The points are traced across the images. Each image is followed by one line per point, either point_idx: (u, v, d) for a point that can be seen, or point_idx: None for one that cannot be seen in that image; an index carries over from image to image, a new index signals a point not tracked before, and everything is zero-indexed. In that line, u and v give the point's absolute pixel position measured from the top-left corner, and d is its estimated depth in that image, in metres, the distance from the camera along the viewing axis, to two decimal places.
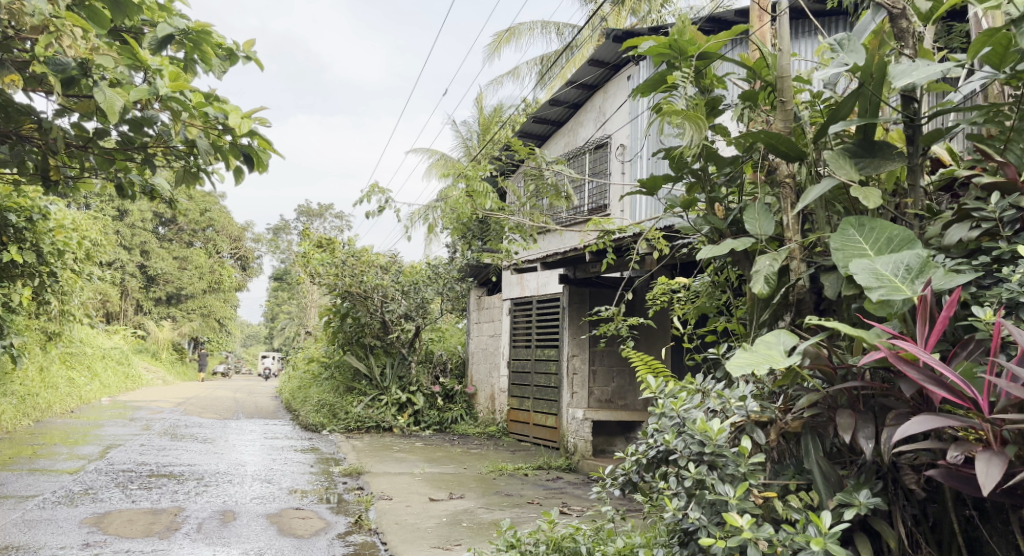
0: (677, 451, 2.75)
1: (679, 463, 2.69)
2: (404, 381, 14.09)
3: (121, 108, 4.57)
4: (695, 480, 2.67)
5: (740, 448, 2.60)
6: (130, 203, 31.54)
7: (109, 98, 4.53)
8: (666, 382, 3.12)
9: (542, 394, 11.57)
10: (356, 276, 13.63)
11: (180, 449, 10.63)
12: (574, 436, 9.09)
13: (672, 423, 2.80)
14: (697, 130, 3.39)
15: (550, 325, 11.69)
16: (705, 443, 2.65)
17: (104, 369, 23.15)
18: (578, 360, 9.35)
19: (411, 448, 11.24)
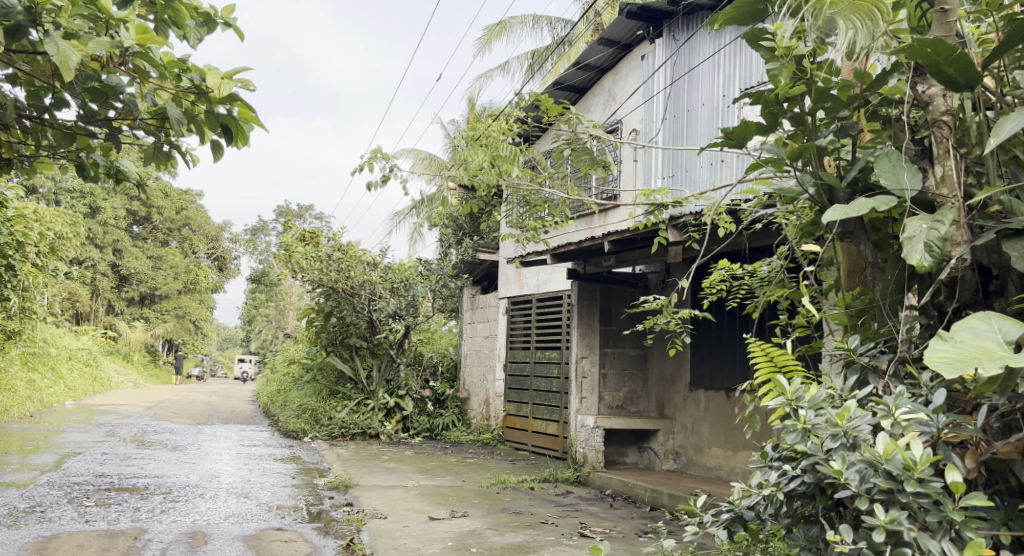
0: (850, 488, 2.25)
1: (862, 507, 2.18)
2: (392, 385, 13.29)
3: (78, 64, 3.56)
4: (885, 531, 2.15)
5: (946, 484, 2.09)
6: (102, 199, 30.40)
7: (62, 49, 3.52)
8: (801, 385, 2.59)
9: (543, 399, 10.87)
10: (343, 272, 12.81)
11: (148, 458, 9.69)
12: (583, 446, 8.30)
13: (841, 448, 2.30)
14: (866, 24, 2.68)
15: (551, 325, 10.96)
16: (906, 479, 2.13)
17: (71, 372, 22.10)
18: (587, 362, 8.56)
19: (401, 457, 10.44)
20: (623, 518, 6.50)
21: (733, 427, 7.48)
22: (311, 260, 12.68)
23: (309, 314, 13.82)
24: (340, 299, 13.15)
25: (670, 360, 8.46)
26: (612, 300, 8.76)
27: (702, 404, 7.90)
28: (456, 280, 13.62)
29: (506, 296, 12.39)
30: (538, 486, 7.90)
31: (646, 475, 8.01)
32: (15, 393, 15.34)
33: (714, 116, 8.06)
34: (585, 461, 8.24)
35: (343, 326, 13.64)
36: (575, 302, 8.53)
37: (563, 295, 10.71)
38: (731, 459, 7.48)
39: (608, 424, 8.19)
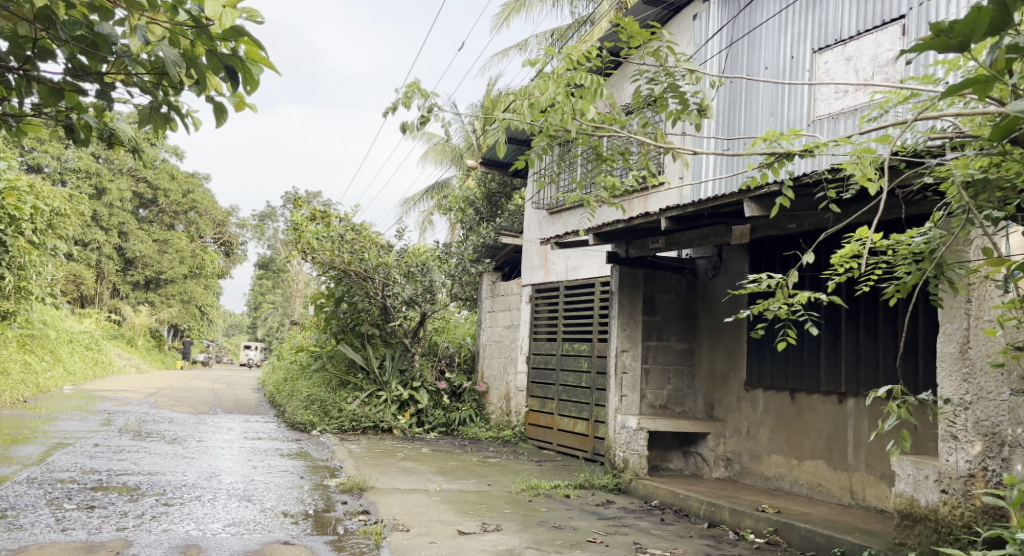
0: None
1: None
2: (405, 376, 12.47)
3: None
4: None
5: None
6: (108, 179, 29.68)
7: None
8: None
9: (571, 395, 10.04)
10: (356, 254, 11.98)
11: (142, 451, 8.88)
12: (623, 450, 7.43)
13: None
14: None
15: (582, 315, 10.11)
16: None
17: (71, 355, 21.41)
18: (628, 357, 7.68)
19: (417, 454, 9.63)
20: (681, 536, 5.66)
21: (798, 432, 6.62)
22: (322, 241, 11.85)
23: (318, 299, 12.99)
24: (352, 283, 12.32)
25: (722, 355, 7.59)
26: (656, 288, 7.87)
27: (760, 407, 7.05)
28: (476, 265, 12.78)
29: (531, 283, 11.53)
30: (574, 494, 7.07)
31: (695, 484, 7.16)
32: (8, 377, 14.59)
33: (777, 81, 7.23)
34: (626, 466, 7.37)
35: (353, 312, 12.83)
36: (616, 290, 7.64)
37: (595, 282, 9.87)
38: (795, 469, 6.62)
39: (653, 426, 7.32)
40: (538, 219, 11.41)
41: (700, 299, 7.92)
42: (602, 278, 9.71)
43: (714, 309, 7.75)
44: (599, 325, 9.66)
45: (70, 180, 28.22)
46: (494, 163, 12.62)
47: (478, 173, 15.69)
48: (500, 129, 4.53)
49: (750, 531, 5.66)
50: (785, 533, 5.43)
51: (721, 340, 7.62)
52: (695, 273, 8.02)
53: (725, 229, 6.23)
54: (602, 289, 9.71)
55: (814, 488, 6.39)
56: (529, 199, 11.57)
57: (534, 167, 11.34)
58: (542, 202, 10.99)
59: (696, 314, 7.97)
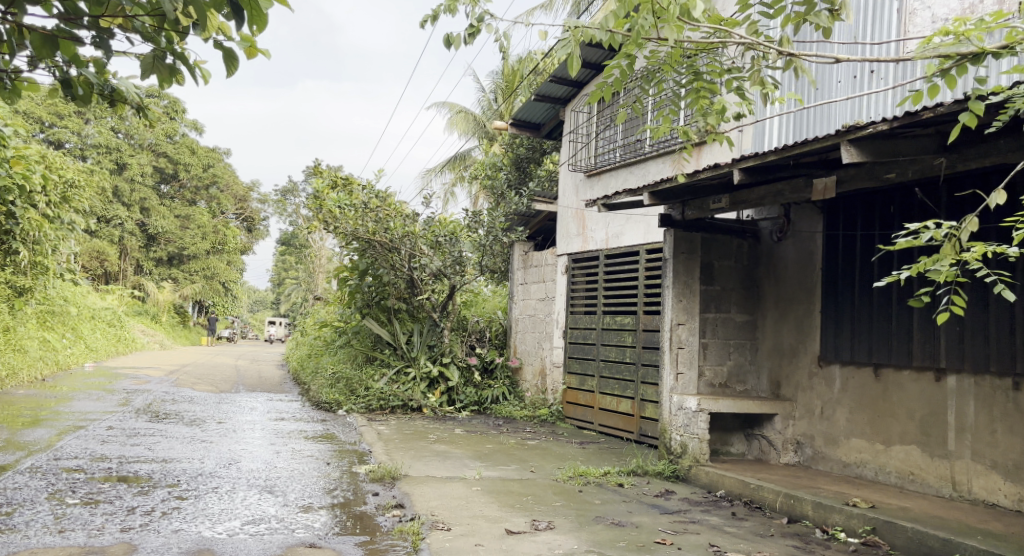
0: None
1: None
2: (434, 352, 11.83)
3: None
4: None
5: None
6: (129, 155, 29.30)
7: None
8: None
9: (614, 371, 9.34)
10: (381, 223, 11.25)
11: (159, 435, 8.29)
12: (680, 434, 6.72)
13: None
14: None
15: (625, 285, 9.35)
16: None
17: (93, 332, 21.08)
18: (684, 331, 6.95)
19: (450, 436, 8.99)
20: (761, 536, 4.98)
21: (883, 414, 5.88)
22: (345, 210, 11.13)
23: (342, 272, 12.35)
24: (377, 255, 11.64)
25: (790, 328, 6.84)
26: (714, 254, 7.11)
27: (836, 385, 6.31)
28: (508, 234, 12.00)
29: (567, 253, 10.75)
30: (629, 483, 6.38)
31: (763, 471, 6.46)
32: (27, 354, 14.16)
33: (858, 21, 6.58)
34: (684, 451, 6.66)
35: (378, 285, 12.18)
36: (670, 257, 6.90)
37: (639, 250, 9.09)
38: (880, 456, 5.89)
39: (714, 407, 6.60)
40: (574, 183, 10.62)
41: (763, 267, 7.16)
42: (648, 245, 8.92)
43: (781, 276, 6.97)
44: (644, 296, 8.91)
45: (91, 156, 27.88)
46: (525, 125, 11.80)
47: (506, 139, 14.88)
48: (572, 39, 4.11)
49: (841, 529, 4.96)
50: (887, 533, 4.72)
51: (789, 310, 6.86)
52: (756, 237, 7.24)
53: (806, 182, 5.44)
54: (647, 257, 8.93)
55: (905, 477, 5.67)
56: (564, 160, 10.75)
57: (569, 126, 10.55)
58: (578, 163, 10.19)
59: (758, 283, 7.21)
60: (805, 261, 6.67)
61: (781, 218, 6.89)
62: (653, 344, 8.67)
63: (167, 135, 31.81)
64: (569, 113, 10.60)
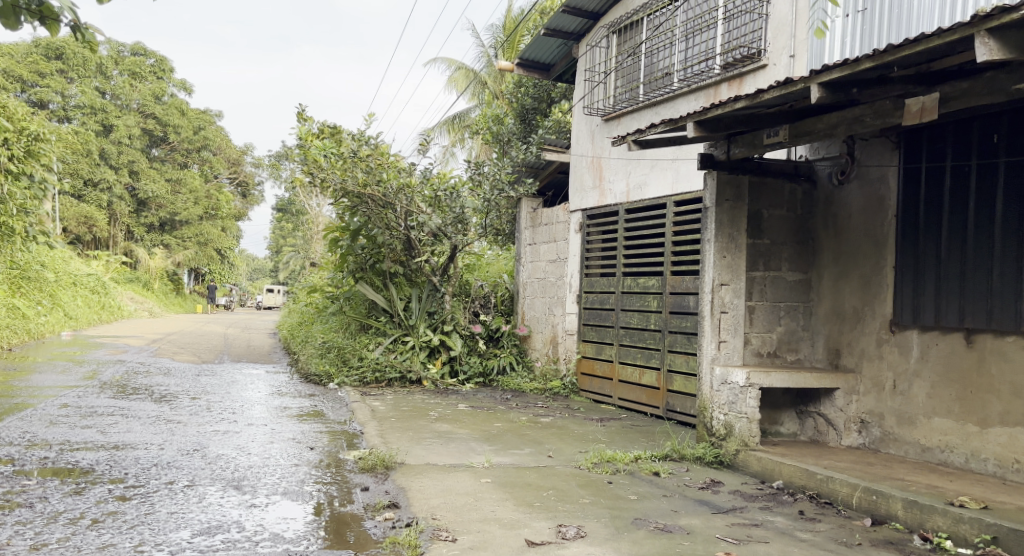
0: None
1: None
2: (434, 319, 10.87)
3: None
4: None
5: None
6: (115, 116, 28.04)
7: None
8: None
9: (636, 339, 8.35)
10: (373, 174, 10.12)
11: (119, 415, 7.29)
12: (723, 412, 5.66)
13: None
14: None
15: (648, 242, 8.30)
16: None
17: (74, 299, 20.07)
18: (728, 293, 5.90)
19: (453, 413, 8.01)
20: (846, 545, 3.98)
21: (977, 389, 4.85)
22: (331, 158, 9.93)
23: (332, 231, 11.31)
24: (370, 213, 10.60)
25: (852, 287, 5.77)
26: (762, 202, 6.03)
27: (914, 354, 5.24)
28: (516, 187, 10.90)
29: (581, 208, 9.66)
30: (665, 471, 5.37)
31: (824, 456, 5.41)
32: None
33: None
34: (729, 432, 5.61)
35: (371, 247, 11.15)
36: (712, 205, 5.83)
37: (665, 203, 8.01)
38: (973, 440, 4.86)
39: (766, 382, 5.54)
40: (589, 128, 9.51)
41: (819, 216, 6.05)
42: (676, 196, 7.84)
43: (840, 225, 5.88)
44: (672, 255, 7.86)
45: (76, 118, 26.67)
46: (534, 67, 10.70)
47: (510, 90, 13.77)
48: None
49: (947, 537, 3.96)
50: (1015, 544, 3.72)
51: (851, 265, 5.78)
52: (811, 181, 6.13)
53: (896, 104, 4.36)
54: (675, 211, 7.86)
55: (1006, 466, 4.67)
56: (579, 103, 9.66)
57: (585, 65, 9.49)
58: (596, 106, 9.16)
59: (812, 236, 6.13)
60: (874, 208, 5.58)
61: (843, 156, 5.80)
62: (682, 309, 7.65)
63: (154, 95, 30.45)
64: (585, 49, 9.51)
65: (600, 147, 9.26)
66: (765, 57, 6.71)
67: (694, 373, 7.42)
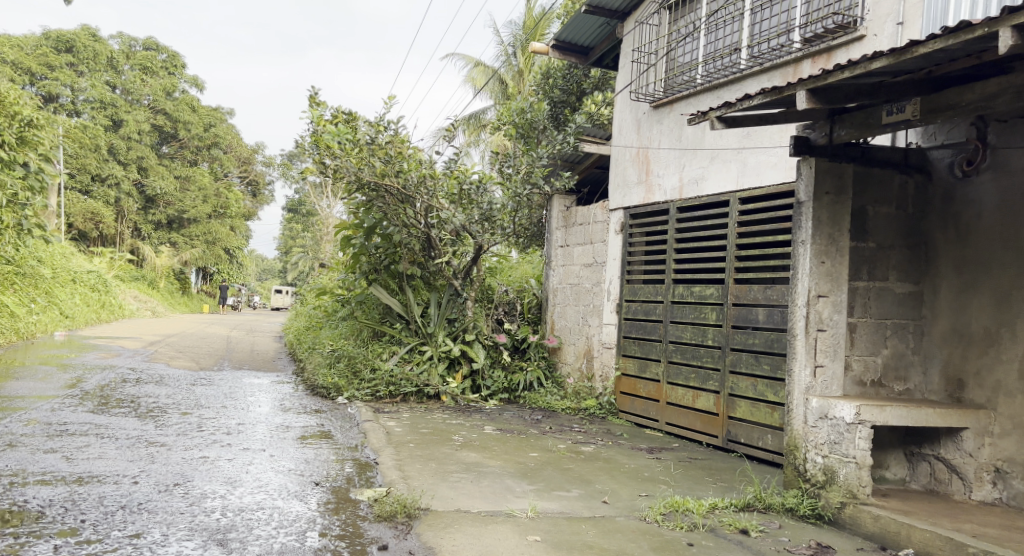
0: None
1: None
2: (455, 327, 9.82)
3: None
4: None
5: None
6: (125, 111, 27.01)
7: None
8: None
9: (689, 357, 7.29)
10: (392, 163, 9.11)
11: (94, 438, 6.32)
12: (822, 454, 4.55)
13: None
14: None
15: (706, 246, 7.23)
16: None
17: (72, 297, 19.20)
18: (827, 307, 4.81)
19: (479, 438, 6.95)
20: None
21: None
22: (346, 146, 8.87)
23: (344, 228, 10.29)
24: (386, 209, 9.58)
25: (982, 303, 4.67)
26: (867, 196, 4.95)
27: None
28: (555, 181, 9.72)
29: (623, 206, 8.59)
30: (756, 529, 4.28)
31: (955, 512, 4.30)
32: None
33: None
34: (830, 479, 4.50)
35: (387, 247, 10.13)
36: (809, 199, 4.76)
37: (728, 199, 6.94)
38: None
39: (880, 418, 4.41)
40: (635, 117, 8.43)
41: (935, 215, 4.96)
42: (742, 193, 6.77)
43: (966, 226, 4.78)
44: (735, 259, 6.81)
45: (85, 112, 25.77)
46: (571, 50, 9.67)
47: (538, 80, 12.78)
48: None
49: None
50: None
51: (980, 276, 4.68)
52: (924, 172, 5.04)
53: None
54: (741, 209, 6.79)
55: None
56: (624, 89, 8.60)
57: (632, 43, 8.45)
58: (643, 91, 8.14)
59: (927, 240, 5.05)
60: (1015, 206, 4.50)
61: (971, 142, 4.72)
62: (748, 323, 6.59)
63: (165, 90, 29.51)
64: (631, 26, 8.46)
65: (647, 137, 8.20)
66: (863, 27, 5.64)
67: (764, 399, 6.34)
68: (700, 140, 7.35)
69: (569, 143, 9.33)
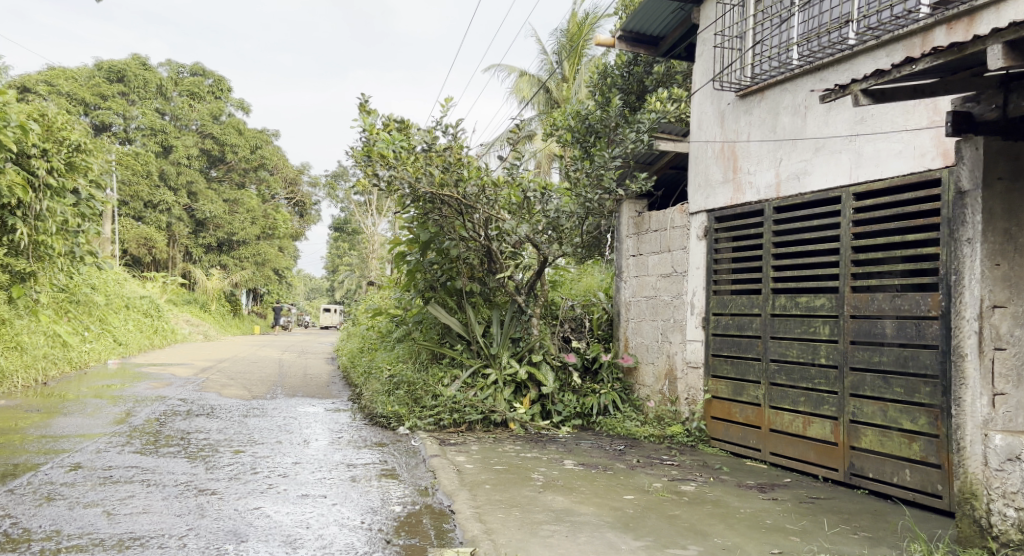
0: None
1: None
2: (520, 347, 9.07)
3: None
4: None
5: None
6: (175, 137, 27.02)
7: None
8: None
9: (798, 377, 6.40)
10: (451, 171, 8.42)
11: (140, 486, 5.71)
12: (1014, 506, 3.78)
13: None
14: None
15: (813, 250, 6.34)
16: None
17: (125, 324, 18.98)
18: (1005, 319, 4.10)
19: (562, 476, 6.16)
20: None
21: None
22: (402, 154, 8.23)
23: (398, 244, 9.65)
24: (442, 222, 8.90)
25: None
26: None
27: None
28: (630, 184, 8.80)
29: (706, 209, 7.72)
30: None
31: None
32: (37, 340, 12.08)
33: None
34: None
35: (443, 262, 9.35)
36: (979, 189, 4.06)
37: (839, 195, 6.07)
38: None
39: None
40: (718, 109, 7.60)
41: None
42: (857, 187, 5.90)
43: None
44: (851, 264, 5.93)
45: (137, 140, 25.82)
46: (638, 41, 8.90)
47: (595, 81, 12.02)
48: None
49: None
50: None
51: None
52: None
53: None
54: (856, 206, 5.92)
55: None
56: (704, 78, 7.81)
57: (714, 28, 7.65)
58: (727, 79, 7.35)
59: None
60: None
61: None
62: (872, 337, 5.70)
63: (213, 115, 29.47)
64: (713, 8, 7.70)
65: (733, 130, 7.37)
66: None
67: (896, 426, 5.45)
68: (800, 129, 6.50)
69: (642, 141, 8.58)
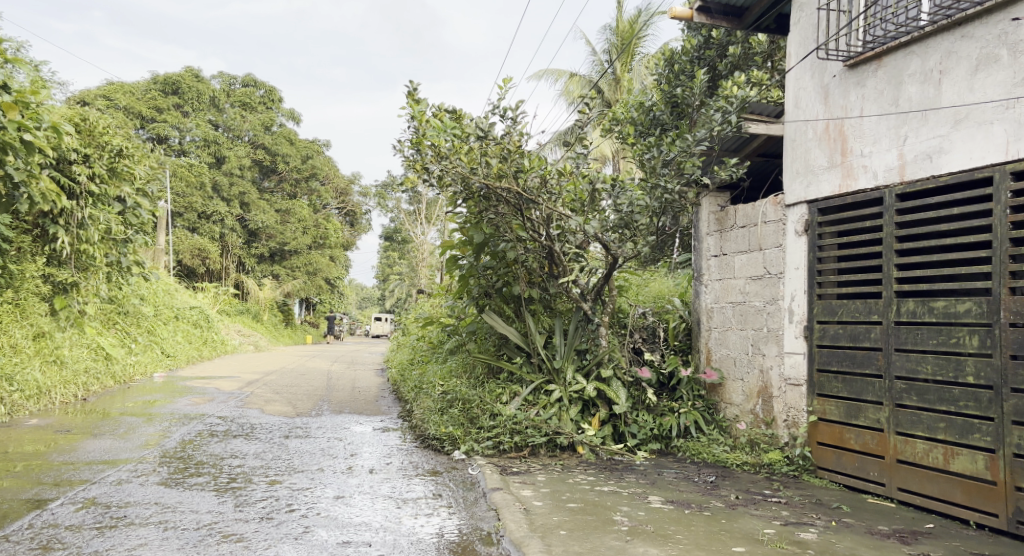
0: None
1: None
2: (587, 361, 8.06)
3: None
4: None
5: None
6: (228, 147, 26.72)
7: None
8: None
9: (936, 397, 5.30)
10: (510, 161, 7.47)
11: (155, 529, 4.88)
12: None
13: None
14: None
15: (951, 242, 5.26)
16: None
17: (175, 336, 18.49)
18: None
19: (650, 518, 5.16)
20: None
21: None
22: (454, 142, 7.33)
23: (450, 247, 8.73)
24: (499, 221, 7.95)
25: None
26: None
27: None
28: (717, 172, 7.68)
29: (805, 199, 6.60)
30: None
31: None
32: (79, 354, 11.43)
33: None
34: None
35: (499, 265, 8.48)
36: None
37: (988, 174, 5.04)
38: None
39: None
40: (820, 83, 6.53)
41: None
42: (1013, 164, 4.90)
43: None
44: (1007, 261, 4.91)
45: (191, 152, 25.52)
46: (719, 13, 7.85)
47: (660, 67, 10.96)
48: None
49: None
50: None
51: None
52: None
53: None
54: (1013, 187, 4.90)
55: None
56: (802, 48, 6.74)
57: None
58: (833, 46, 6.27)
59: None
60: None
61: None
62: None
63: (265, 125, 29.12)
64: None
65: (840, 106, 6.27)
66: None
67: None
68: (933, 98, 5.42)
69: (731, 122, 7.40)
